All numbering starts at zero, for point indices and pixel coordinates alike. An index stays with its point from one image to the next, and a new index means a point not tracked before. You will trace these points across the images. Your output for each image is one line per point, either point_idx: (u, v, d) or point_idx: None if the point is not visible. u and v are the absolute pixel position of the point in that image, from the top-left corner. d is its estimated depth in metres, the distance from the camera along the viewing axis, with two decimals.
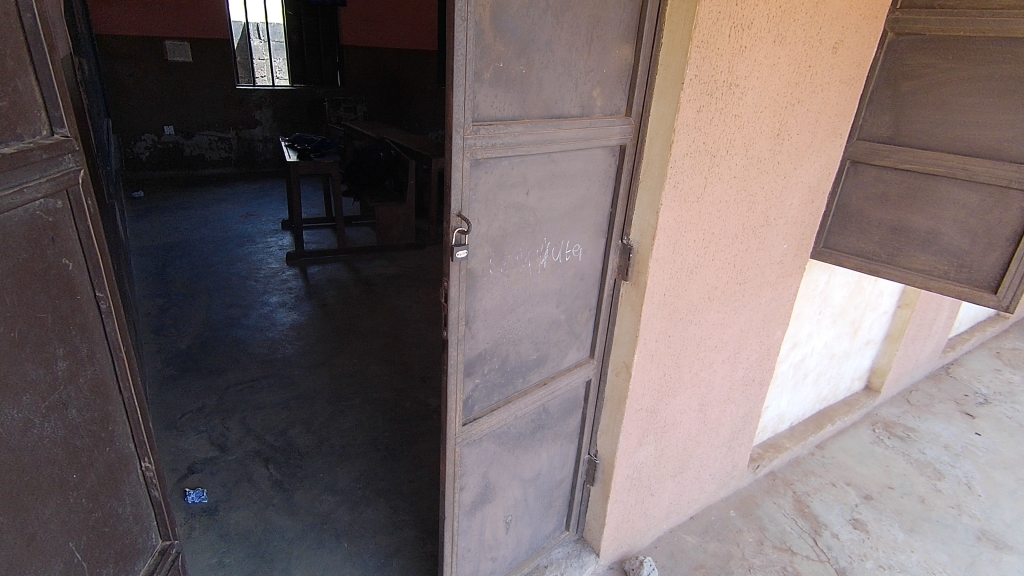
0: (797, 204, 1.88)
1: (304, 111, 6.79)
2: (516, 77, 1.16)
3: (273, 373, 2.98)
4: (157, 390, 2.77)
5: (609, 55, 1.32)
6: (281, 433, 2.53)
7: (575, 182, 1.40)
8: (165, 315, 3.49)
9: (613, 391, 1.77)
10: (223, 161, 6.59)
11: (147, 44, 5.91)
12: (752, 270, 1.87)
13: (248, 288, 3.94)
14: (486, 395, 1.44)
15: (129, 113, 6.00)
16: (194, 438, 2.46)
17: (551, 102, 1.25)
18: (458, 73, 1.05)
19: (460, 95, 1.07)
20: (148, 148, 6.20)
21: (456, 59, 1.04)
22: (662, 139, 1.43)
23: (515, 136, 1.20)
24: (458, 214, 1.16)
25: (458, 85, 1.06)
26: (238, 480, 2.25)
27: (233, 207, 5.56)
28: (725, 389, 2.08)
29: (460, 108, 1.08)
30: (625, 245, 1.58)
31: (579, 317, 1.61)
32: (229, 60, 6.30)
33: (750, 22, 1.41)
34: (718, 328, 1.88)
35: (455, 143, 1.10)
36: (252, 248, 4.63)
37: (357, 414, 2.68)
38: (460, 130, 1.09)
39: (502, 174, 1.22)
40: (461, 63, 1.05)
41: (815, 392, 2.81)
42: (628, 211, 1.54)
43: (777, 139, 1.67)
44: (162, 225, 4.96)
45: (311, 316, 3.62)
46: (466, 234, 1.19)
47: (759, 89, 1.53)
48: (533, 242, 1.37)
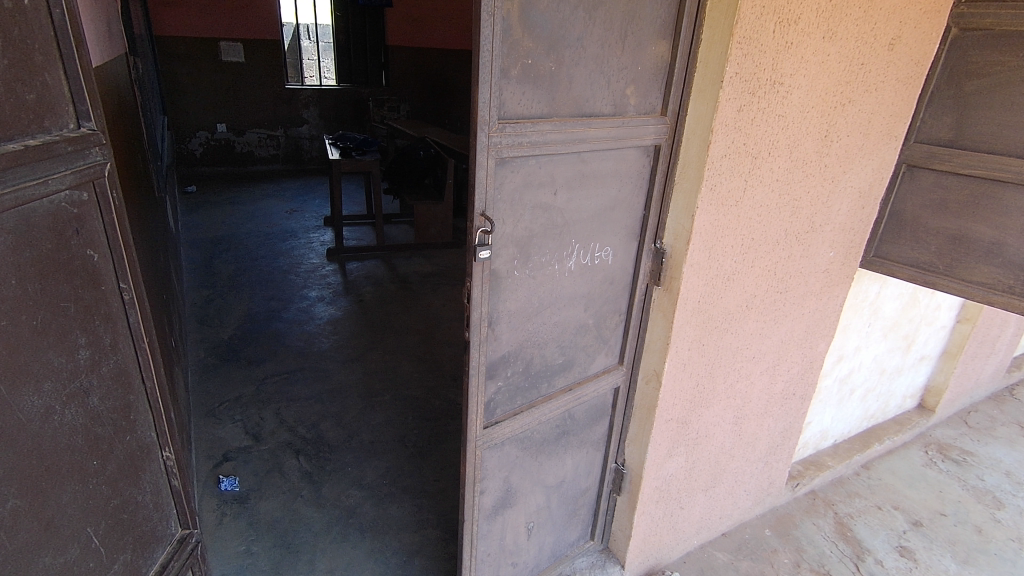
0: (846, 210, 1.77)
1: (349, 110, 6.93)
2: (545, 74, 1.13)
3: (308, 367, 3.03)
4: (198, 378, 2.86)
5: (644, 51, 1.27)
6: (312, 425, 2.57)
7: (607, 183, 1.35)
8: (210, 306, 3.61)
9: (643, 399, 1.71)
10: (271, 158, 6.80)
11: (204, 45, 6.16)
12: (795, 278, 1.77)
13: (289, 282, 4.04)
14: (508, 399, 1.42)
15: (185, 111, 6.27)
16: (230, 427, 2.53)
17: (581, 100, 1.21)
18: (484, 69, 1.03)
19: (486, 92, 1.05)
20: (202, 145, 6.45)
21: (482, 55, 1.01)
22: (700, 139, 1.37)
23: (543, 135, 1.17)
24: (481, 214, 1.14)
25: (483, 82, 1.04)
26: (270, 471, 2.30)
27: (279, 203, 5.72)
28: (763, 402, 1.99)
29: (486, 106, 1.05)
30: (657, 249, 1.52)
31: (609, 322, 1.57)
32: (280, 61, 6.49)
33: (798, 17, 1.34)
34: (755, 338, 1.79)
35: (480, 141, 1.08)
36: (295, 243, 4.75)
37: (387, 410, 2.71)
38: (485, 128, 1.07)
39: (529, 173, 1.19)
40: (488, 59, 1.02)
41: (861, 410, 2.67)
42: (662, 215, 1.49)
43: (825, 141, 1.58)
44: (212, 219, 5.15)
45: (348, 311, 3.69)
46: (490, 234, 1.16)
47: (806, 87, 1.45)
48: (561, 243, 1.33)
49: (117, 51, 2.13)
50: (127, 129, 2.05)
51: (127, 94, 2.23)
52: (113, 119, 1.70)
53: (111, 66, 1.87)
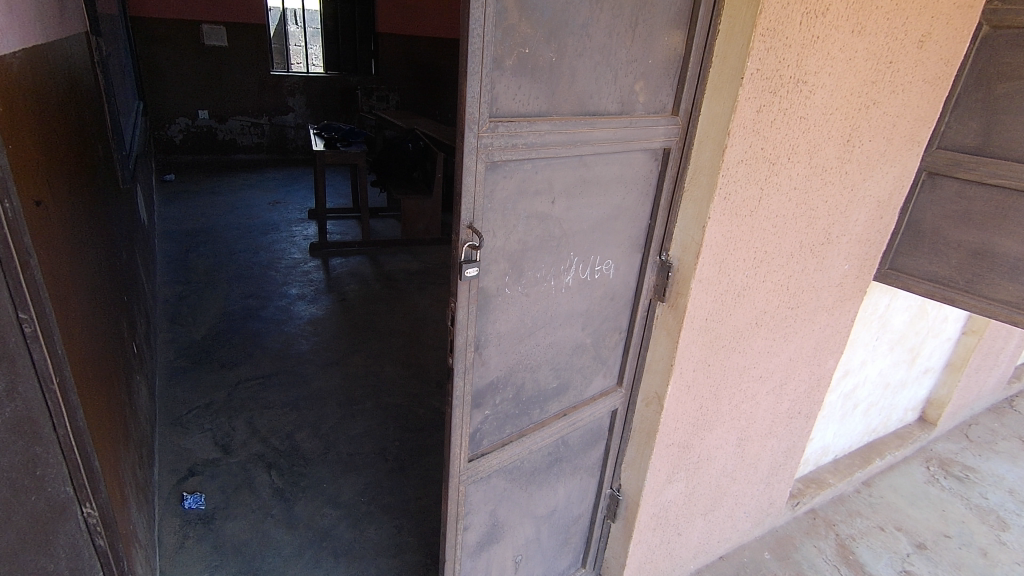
0: (863, 221, 1.64)
1: (337, 98, 6.71)
2: (545, 66, 0.98)
3: (285, 371, 2.87)
4: (167, 382, 2.69)
5: (656, 42, 1.12)
6: (287, 436, 2.42)
7: (610, 190, 1.21)
8: (184, 303, 3.43)
9: (642, 423, 1.58)
10: (255, 147, 6.58)
11: (185, 28, 5.91)
12: (807, 292, 1.64)
13: (268, 278, 3.86)
14: (497, 428, 1.28)
15: (165, 97, 6.02)
16: (199, 437, 2.37)
17: (585, 96, 1.06)
18: (474, 59, 0.88)
19: (476, 86, 0.90)
20: (182, 132, 6.22)
21: (472, 42, 0.86)
22: (714, 143, 1.23)
23: (541, 136, 1.02)
24: (468, 226, 0.99)
25: (473, 73, 0.89)
26: (239, 487, 2.14)
27: (261, 194, 5.51)
28: (768, 422, 1.86)
29: (475, 102, 0.90)
30: (663, 262, 1.39)
31: (608, 340, 1.43)
32: (265, 46, 6.26)
33: (827, 7, 1.20)
34: (763, 356, 1.66)
35: (468, 143, 0.93)
36: (277, 237, 4.57)
37: (367, 420, 2.56)
38: (474, 127, 0.92)
39: (524, 179, 1.04)
40: (479, 47, 0.87)
41: (864, 424, 2.56)
42: (669, 225, 1.35)
43: (847, 146, 1.45)
44: (191, 210, 4.94)
45: (330, 311, 3.52)
46: (478, 249, 1.02)
47: (831, 87, 1.31)
48: (558, 257, 1.19)
49: (76, 30, 1.94)
50: (84, 115, 1.87)
51: (87, 77, 2.05)
52: (62, 105, 1.53)
53: (64, 45, 1.69)
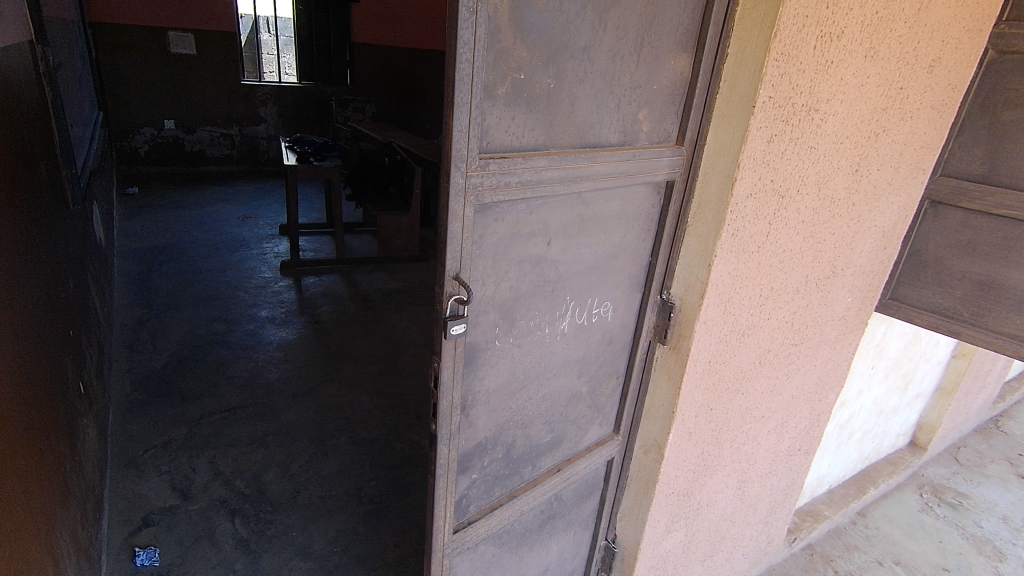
0: (868, 252, 1.56)
1: (311, 109, 6.53)
2: (541, 94, 0.86)
3: (252, 403, 2.68)
4: (121, 417, 2.49)
5: (661, 66, 1.01)
6: (253, 477, 2.24)
7: (609, 227, 1.10)
8: (143, 328, 3.21)
9: (640, 471, 1.46)
10: (224, 158, 6.34)
11: (150, 35, 5.68)
12: (812, 328, 1.54)
13: (236, 299, 3.66)
14: (485, 492, 1.14)
15: (128, 106, 5.76)
16: (155, 481, 2.17)
17: (585, 126, 0.94)
18: (461, 87, 0.75)
19: (464, 118, 0.77)
20: (147, 143, 5.96)
21: (459, 68, 0.73)
22: (722, 175, 1.12)
23: (537, 173, 0.89)
24: (454, 277, 0.86)
25: (461, 105, 0.76)
26: (199, 538, 1.96)
27: (230, 208, 5.29)
28: (769, 462, 1.76)
29: (463, 137, 0.78)
30: (664, 302, 1.28)
31: (605, 387, 1.32)
32: (236, 55, 6.05)
33: (842, 30, 1.10)
34: (766, 396, 1.56)
35: (454, 183, 0.80)
36: (246, 254, 4.36)
37: (341, 457, 2.39)
38: (461, 166, 0.79)
39: (517, 220, 0.92)
40: (468, 73, 0.75)
41: (858, 453, 2.49)
42: (671, 261, 1.25)
43: (856, 176, 1.36)
44: (154, 226, 4.70)
45: (301, 335, 3.33)
46: (465, 302, 0.89)
47: (842, 115, 1.22)
48: (553, 302, 1.07)
49: (15, 40, 1.76)
50: (23, 134, 1.68)
51: (29, 91, 1.86)
52: None
53: None
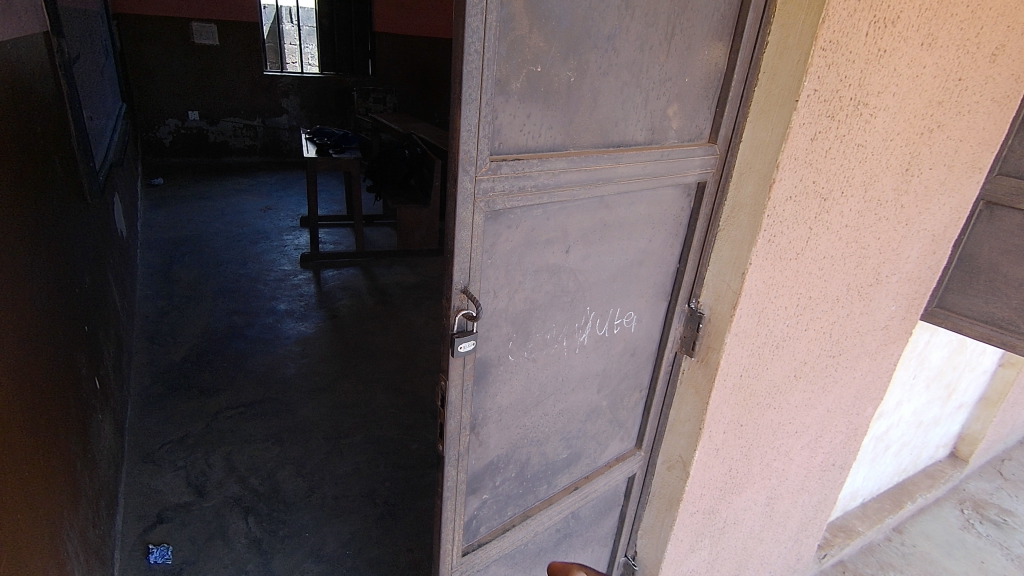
0: (915, 258, 1.44)
1: (333, 100, 6.51)
2: (561, 89, 0.78)
3: (269, 398, 2.67)
4: (140, 411, 2.49)
5: (695, 56, 0.93)
6: (267, 475, 2.22)
7: (634, 233, 1.02)
8: (164, 320, 3.23)
9: (663, 488, 1.38)
10: (248, 149, 6.37)
11: (174, 26, 5.71)
12: (852, 338, 1.44)
13: (256, 292, 3.66)
14: (496, 512, 1.08)
15: (153, 97, 5.81)
16: (171, 476, 2.16)
17: (609, 123, 0.86)
18: (469, 81, 0.67)
19: (472, 116, 0.70)
20: (172, 134, 6.01)
21: (466, 59, 0.66)
22: (759, 176, 1.03)
23: (555, 175, 0.81)
24: (462, 290, 0.79)
25: (469, 101, 0.69)
26: (212, 536, 1.94)
27: (252, 200, 5.30)
28: (801, 478, 1.66)
29: (471, 137, 0.70)
30: (693, 311, 1.20)
31: (627, 400, 1.25)
32: (258, 46, 6.05)
33: (898, 16, 1.00)
34: (800, 409, 1.46)
35: (462, 188, 0.72)
36: (267, 246, 4.36)
37: (355, 456, 2.36)
38: (470, 169, 0.72)
39: (532, 227, 0.85)
40: (476, 66, 0.67)
41: (894, 465, 2.36)
42: (701, 268, 1.16)
43: (906, 176, 1.24)
44: (178, 217, 4.74)
45: (320, 329, 3.31)
46: (474, 317, 0.81)
47: (894, 110, 1.11)
48: (571, 314, 0.99)
49: (28, 32, 1.74)
50: (34, 127, 1.66)
51: (43, 83, 1.84)
52: None
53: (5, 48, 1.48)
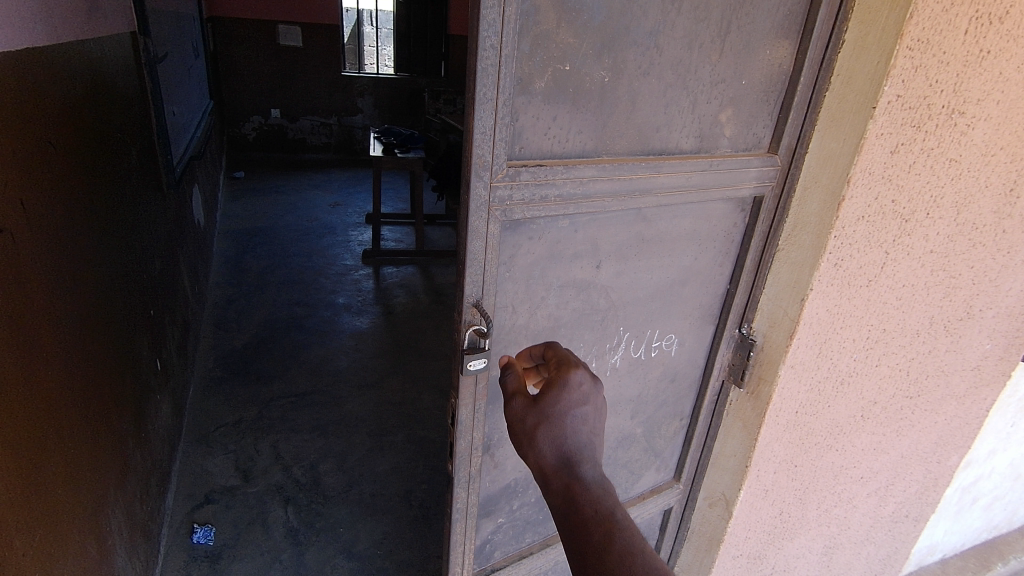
0: (1019, 291, 1.25)
1: (405, 100, 6.67)
2: (593, 91, 0.74)
3: (320, 390, 2.74)
4: (200, 392, 2.62)
5: (752, 56, 0.86)
6: (310, 466, 2.26)
7: (675, 250, 0.96)
8: (231, 307, 3.39)
9: (703, 525, 1.27)
10: (323, 147, 6.64)
11: (262, 28, 6.04)
12: (934, 379, 1.27)
13: (318, 285, 3.78)
14: (513, 537, 1.02)
15: (240, 95, 6.17)
16: (221, 459, 2.25)
17: (648, 129, 0.81)
18: (485, 80, 0.64)
19: (488, 117, 0.67)
20: (255, 131, 6.36)
21: (481, 56, 0.63)
22: (826, 192, 0.92)
23: (583, 184, 0.77)
24: (473, 304, 0.76)
25: (485, 102, 0.66)
26: (252, 522, 1.99)
27: (324, 195, 5.51)
28: (866, 528, 1.48)
29: (486, 140, 0.67)
30: (744, 337, 1.10)
31: (665, 428, 1.18)
32: (338, 47, 6.30)
33: (1007, 10, 0.85)
34: (868, 453, 1.30)
35: (475, 193, 0.69)
36: (333, 241, 4.51)
37: (396, 455, 2.36)
38: (485, 175, 0.69)
39: (557, 239, 0.81)
40: (493, 63, 0.64)
41: (983, 521, 2.09)
42: (755, 291, 1.06)
43: (1009, 197, 1.07)
44: (254, 209, 4.99)
45: (374, 324, 3.37)
46: (486, 335, 0.76)
47: (997, 120, 0.95)
48: (602, 333, 0.94)
49: (116, 32, 1.86)
50: (115, 121, 1.77)
51: (127, 81, 1.96)
52: (76, 113, 1.42)
53: (92, 47, 1.59)
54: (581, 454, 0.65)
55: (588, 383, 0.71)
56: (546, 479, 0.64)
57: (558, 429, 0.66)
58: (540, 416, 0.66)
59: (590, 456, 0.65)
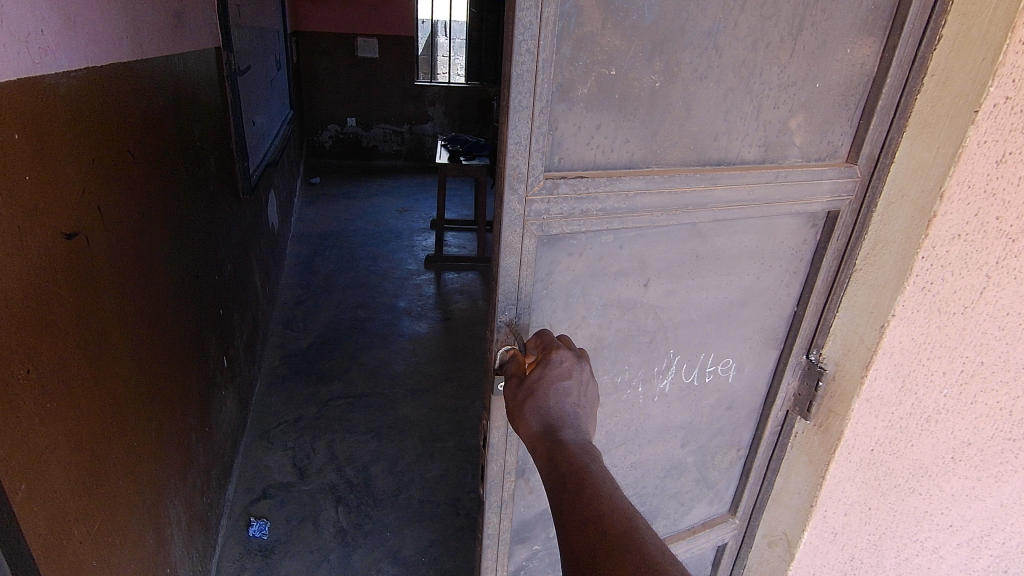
0: None
1: (474, 108, 6.77)
2: (642, 96, 0.68)
3: (377, 392, 2.79)
4: (266, 389, 2.74)
5: (832, 57, 0.79)
6: (362, 467, 2.30)
7: (735, 268, 0.88)
8: (299, 307, 3.54)
9: (761, 566, 1.16)
10: (395, 154, 6.85)
11: (342, 41, 6.32)
12: None
13: (381, 288, 3.88)
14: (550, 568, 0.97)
15: (320, 105, 6.48)
16: (280, 454, 2.34)
17: (706, 138, 0.75)
18: (520, 87, 0.61)
19: (523, 127, 0.63)
20: (332, 139, 6.65)
21: (516, 61, 0.60)
22: (913, 207, 0.82)
23: (630, 198, 0.72)
24: (504, 322, 0.73)
25: (520, 109, 0.62)
26: (304, 519, 2.04)
27: (392, 201, 5.67)
28: None
29: (520, 151, 0.64)
30: (812, 364, 1.00)
31: (721, 459, 1.10)
32: (412, 58, 6.48)
33: None
34: (989, 520, 1.02)
35: (508, 208, 0.66)
36: (398, 245, 4.62)
37: (446, 462, 2.36)
38: (518, 187, 0.65)
39: (601, 256, 0.75)
40: (529, 68, 0.60)
41: None
42: (828, 314, 0.97)
43: None
44: (327, 214, 5.21)
45: (433, 329, 3.41)
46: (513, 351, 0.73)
47: None
48: (650, 356, 0.87)
49: (200, 47, 1.97)
50: (194, 131, 1.87)
51: (209, 92, 2.07)
52: (156, 123, 1.50)
53: (176, 61, 1.68)
54: (564, 421, 0.63)
55: (573, 359, 0.68)
56: (532, 448, 0.63)
57: (541, 401, 0.64)
58: (527, 390, 0.66)
59: (573, 422, 0.63)
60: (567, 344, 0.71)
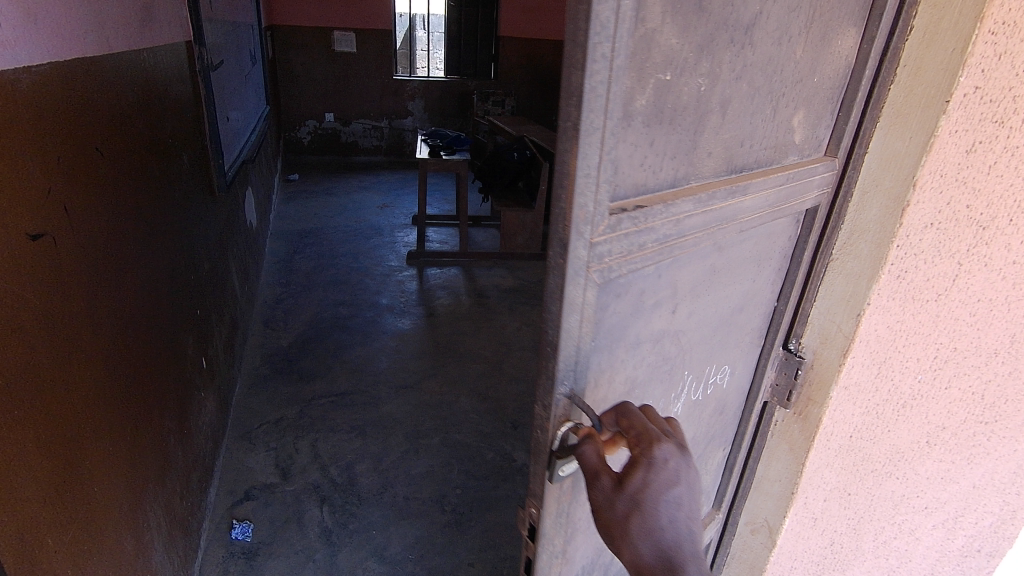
0: None
1: (455, 102, 6.74)
2: (691, 104, 0.64)
3: (360, 390, 2.76)
4: (247, 390, 2.70)
5: (830, 48, 0.78)
6: (346, 466, 2.28)
7: (739, 275, 0.86)
8: (279, 306, 3.49)
9: (744, 551, 1.18)
10: (374, 149, 6.78)
11: (319, 35, 6.22)
12: None
13: (363, 285, 3.84)
14: None
15: (297, 100, 6.38)
16: (263, 455, 2.31)
17: (736, 144, 0.73)
18: (593, 104, 0.53)
19: (593, 153, 0.55)
20: (310, 134, 6.56)
21: (591, 70, 0.51)
22: (889, 197, 0.84)
23: (677, 223, 0.67)
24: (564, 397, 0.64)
25: (590, 133, 0.54)
26: (288, 520, 2.02)
27: (373, 197, 5.62)
28: None
29: (590, 186, 0.56)
30: (791, 354, 1.02)
31: (712, 462, 1.07)
32: (390, 52, 6.41)
33: None
34: (963, 501, 1.04)
35: (573, 255, 0.57)
36: (379, 241, 4.58)
37: (431, 458, 2.35)
38: (587, 229, 0.57)
39: (644, 290, 0.70)
40: (603, 79, 0.52)
41: None
42: (805, 304, 0.98)
43: None
44: (306, 211, 5.14)
45: (416, 326, 3.39)
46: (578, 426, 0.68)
47: None
48: (670, 382, 0.83)
49: (170, 41, 1.92)
50: (165, 127, 1.82)
51: (180, 87, 2.02)
52: (124, 120, 1.46)
53: (144, 56, 1.63)
54: (678, 546, 0.61)
55: (676, 454, 0.64)
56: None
57: (651, 521, 0.61)
58: (630, 503, 0.61)
59: (687, 543, 0.62)
60: (658, 427, 0.66)
